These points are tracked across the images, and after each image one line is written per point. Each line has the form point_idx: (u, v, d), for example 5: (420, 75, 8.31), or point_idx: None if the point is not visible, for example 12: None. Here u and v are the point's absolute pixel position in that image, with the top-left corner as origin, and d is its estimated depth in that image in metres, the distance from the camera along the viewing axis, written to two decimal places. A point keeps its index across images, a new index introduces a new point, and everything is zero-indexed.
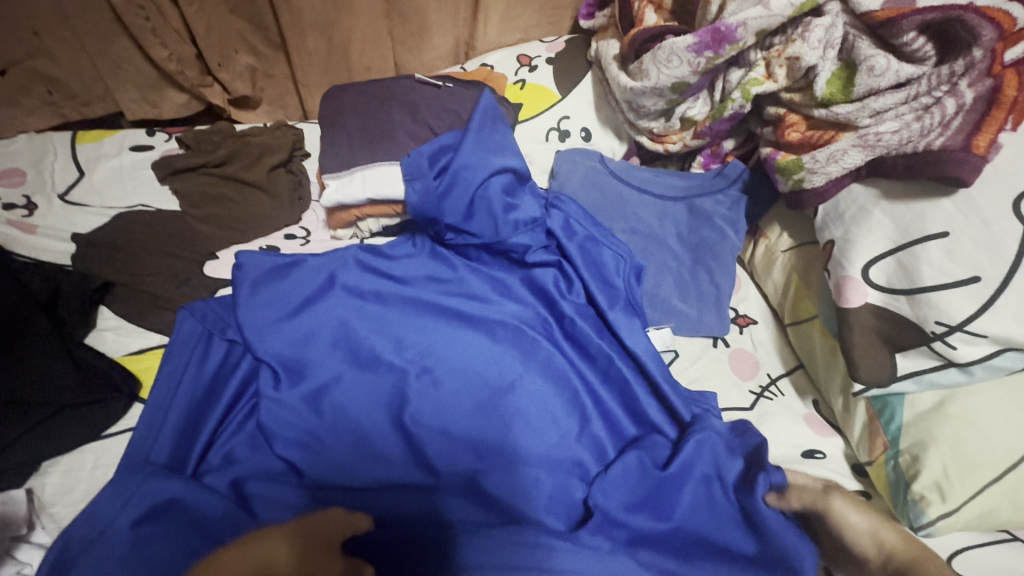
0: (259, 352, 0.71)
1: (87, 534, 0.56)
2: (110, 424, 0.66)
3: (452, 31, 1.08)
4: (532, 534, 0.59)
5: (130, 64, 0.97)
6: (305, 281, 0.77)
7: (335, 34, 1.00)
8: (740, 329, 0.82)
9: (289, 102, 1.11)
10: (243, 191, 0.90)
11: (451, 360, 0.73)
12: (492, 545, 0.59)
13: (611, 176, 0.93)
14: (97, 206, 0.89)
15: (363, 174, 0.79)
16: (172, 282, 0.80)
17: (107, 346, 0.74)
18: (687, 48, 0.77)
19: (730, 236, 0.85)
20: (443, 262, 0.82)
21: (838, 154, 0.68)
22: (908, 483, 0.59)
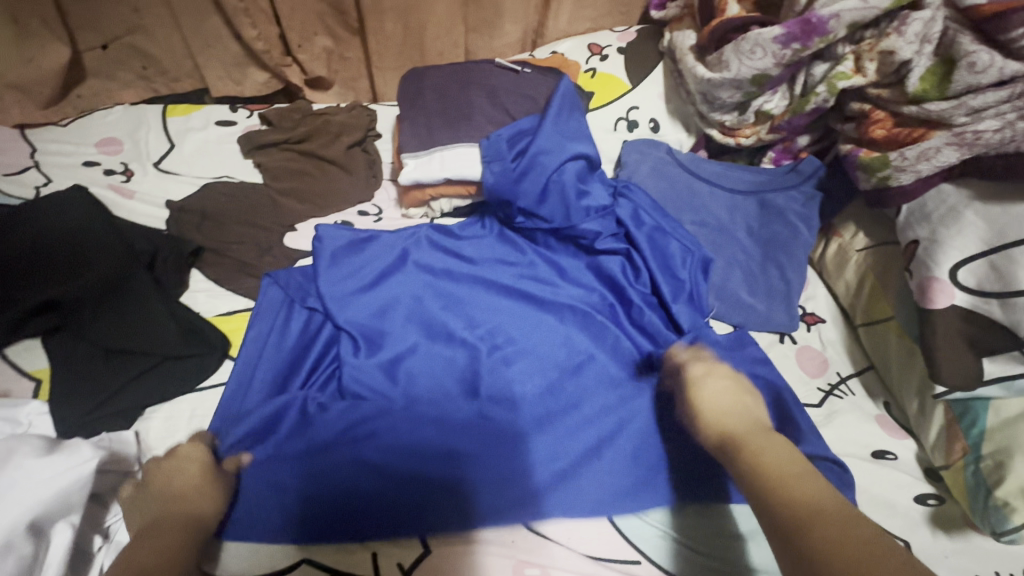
0: (338, 319, 0.74)
1: None
2: (203, 378, 0.70)
3: (524, 19, 1.09)
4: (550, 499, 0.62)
5: (219, 42, 1.02)
6: (383, 255, 0.80)
7: (412, 19, 1.03)
8: (808, 327, 0.81)
9: (360, 85, 1.14)
10: (321, 167, 0.93)
11: (520, 339, 0.75)
12: (509, 507, 0.61)
13: (680, 168, 0.93)
14: (187, 175, 0.94)
15: (443, 154, 0.82)
16: (257, 250, 0.84)
17: (199, 306, 0.78)
18: (773, 40, 0.77)
19: (802, 232, 0.84)
20: (510, 245, 0.84)
21: (930, 152, 0.67)
22: (989, 489, 0.58)
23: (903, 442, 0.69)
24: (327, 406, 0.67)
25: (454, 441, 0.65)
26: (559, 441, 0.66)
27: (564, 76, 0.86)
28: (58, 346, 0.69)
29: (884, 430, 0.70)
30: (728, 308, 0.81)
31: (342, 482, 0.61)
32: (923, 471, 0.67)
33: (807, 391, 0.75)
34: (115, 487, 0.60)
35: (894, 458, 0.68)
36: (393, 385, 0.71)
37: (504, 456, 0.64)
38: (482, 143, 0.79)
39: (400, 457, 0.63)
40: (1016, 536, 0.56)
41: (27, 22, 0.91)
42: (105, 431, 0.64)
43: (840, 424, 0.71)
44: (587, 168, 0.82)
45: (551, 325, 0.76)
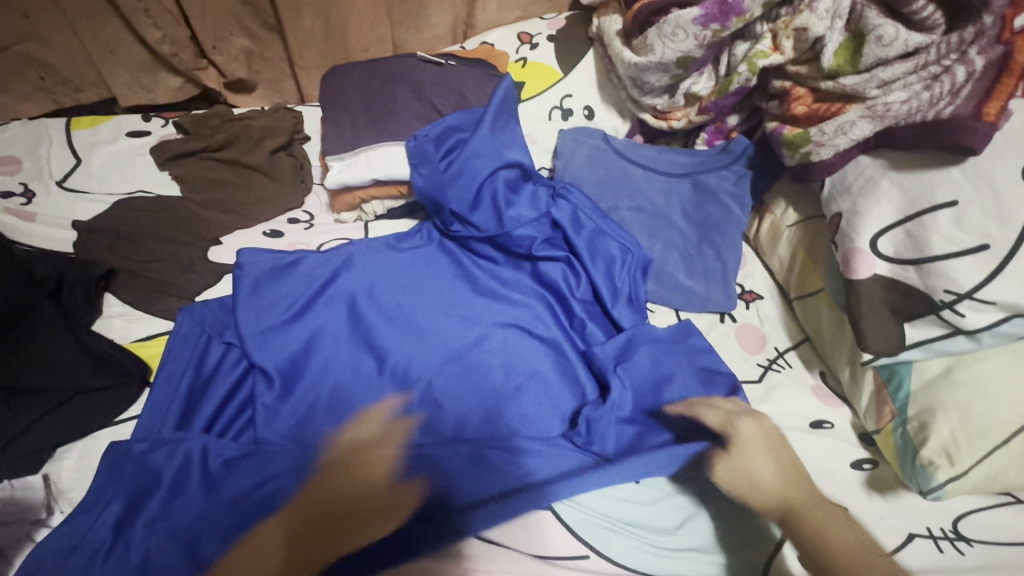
0: (257, 361, 0.69)
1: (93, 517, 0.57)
2: (121, 412, 0.66)
3: (451, 9, 1.06)
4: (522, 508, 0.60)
5: (123, 47, 0.95)
6: (307, 283, 0.76)
7: (332, 14, 0.98)
8: (746, 304, 0.83)
9: (285, 86, 1.09)
10: (244, 175, 0.89)
11: (457, 359, 0.72)
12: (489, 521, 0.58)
13: (616, 155, 0.92)
14: (96, 193, 0.87)
15: (368, 155, 0.79)
16: (178, 268, 0.79)
17: (115, 333, 0.73)
18: (693, 21, 0.76)
19: (735, 212, 0.85)
20: (452, 260, 0.81)
21: (845, 126, 0.68)
22: (916, 449, 0.60)
23: (838, 410, 0.71)
24: (235, 465, 0.62)
25: (380, 474, 0.61)
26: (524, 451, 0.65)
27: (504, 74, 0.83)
28: None
29: (820, 400, 0.72)
30: (668, 291, 0.81)
31: (301, 521, 0.58)
32: (857, 436, 0.69)
33: (747, 367, 0.76)
34: (19, 539, 0.56)
35: (831, 427, 0.70)
36: (314, 424, 0.67)
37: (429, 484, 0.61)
38: (409, 144, 0.78)
39: (358, 488, 0.60)
40: (941, 492, 0.59)
41: None
42: (8, 480, 0.59)
43: (779, 398, 0.72)
44: (521, 177, 0.81)
45: (486, 344, 0.74)
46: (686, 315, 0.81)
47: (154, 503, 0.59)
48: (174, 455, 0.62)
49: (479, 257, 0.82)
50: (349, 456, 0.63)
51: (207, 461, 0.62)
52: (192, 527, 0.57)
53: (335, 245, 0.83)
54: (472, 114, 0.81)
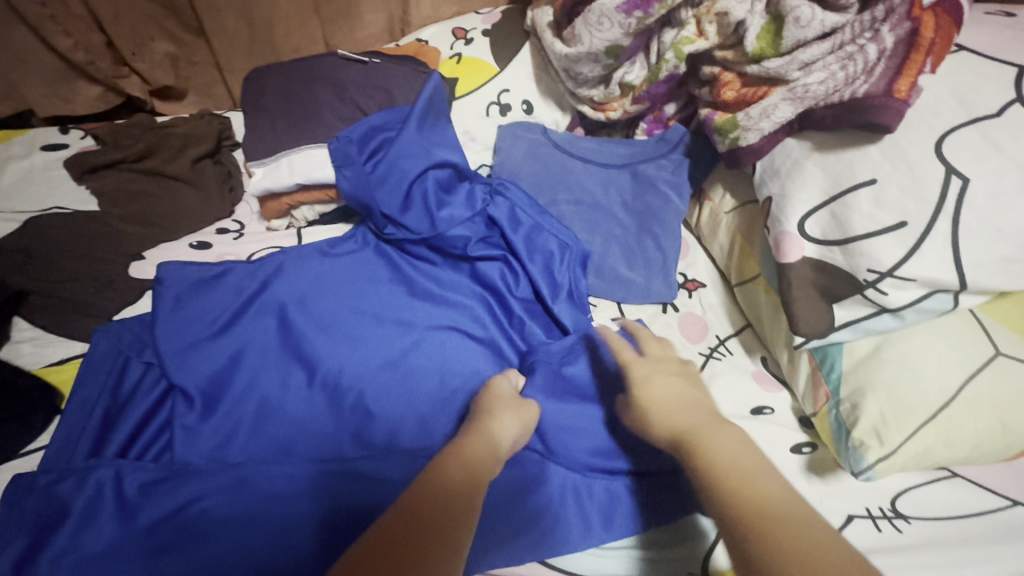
0: (177, 381, 0.66)
1: None
2: (27, 443, 0.62)
3: (384, 7, 1.03)
4: None
5: (33, 56, 0.90)
6: (236, 294, 0.73)
7: (254, 14, 0.95)
8: (689, 293, 0.82)
9: (217, 91, 1.05)
10: (167, 186, 0.85)
11: (394, 366, 0.69)
12: None
13: (554, 148, 0.91)
14: (6, 211, 0.82)
15: (290, 159, 0.75)
16: (95, 287, 0.75)
17: (24, 359, 0.69)
18: (616, 9, 0.75)
19: (674, 201, 0.84)
20: (387, 263, 0.78)
21: (769, 109, 0.67)
22: (848, 430, 0.60)
23: (779, 395, 0.71)
24: (153, 489, 0.58)
25: (315, 490, 0.58)
26: None
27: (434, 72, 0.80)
28: None
29: (761, 386, 0.72)
30: (608, 284, 0.80)
31: (227, 544, 0.55)
32: (798, 420, 0.69)
33: (689, 357, 0.75)
34: None
35: (771, 412, 0.69)
36: (240, 442, 0.63)
37: (361, 496, 0.58)
38: (330, 145, 0.74)
39: (291, 509, 0.57)
40: (871, 473, 0.59)
41: None
42: None
43: (720, 385, 0.71)
44: (454, 176, 0.78)
45: (422, 349, 0.71)
46: (628, 307, 0.80)
47: (63, 536, 0.54)
48: (84, 484, 0.57)
49: (418, 260, 0.79)
50: (278, 472, 0.59)
51: (121, 487, 0.58)
52: (105, 556, 0.53)
53: (266, 254, 0.80)
54: (399, 112, 0.78)
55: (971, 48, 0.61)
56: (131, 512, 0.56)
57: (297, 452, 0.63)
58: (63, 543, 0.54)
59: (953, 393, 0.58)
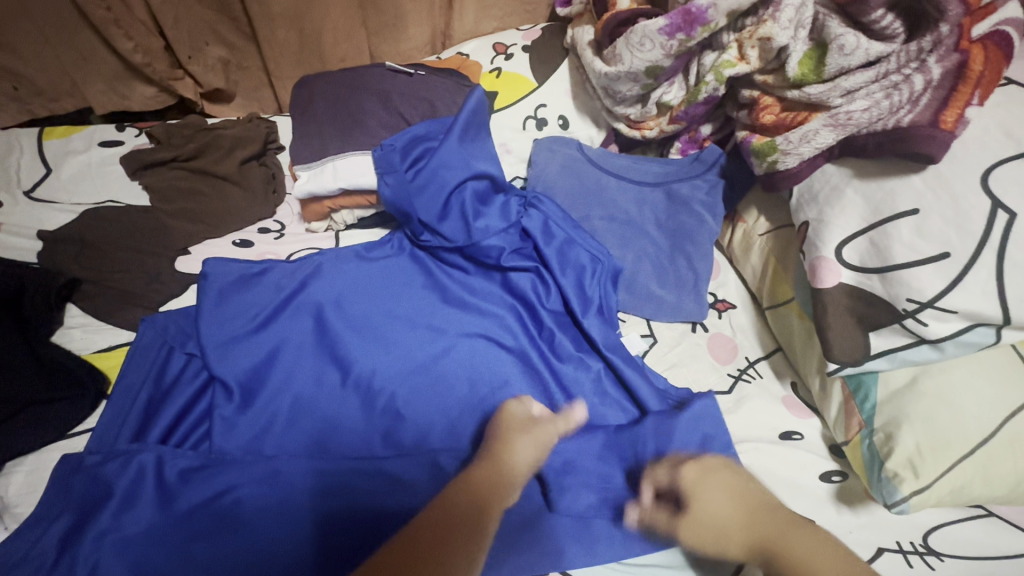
0: (217, 373, 0.68)
1: (34, 535, 0.54)
2: (75, 424, 0.64)
3: (428, 21, 1.07)
4: None
5: (97, 57, 0.95)
6: (275, 292, 0.75)
7: (306, 25, 0.98)
8: (718, 314, 0.82)
9: (263, 94, 1.10)
10: (215, 185, 0.88)
11: (424, 371, 0.70)
12: None
13: (589, 164, 0.92)
14: (64, 203, 0.87)
15: (335, 164, 0.78)
16: (143, 278, 0.79)
17: (75, 344, 0.72)
18: (658, 31, 0.76)
19: (708, 222, 0.84)
20: (420, 269, 0.80)
21: (810, 134, 0.67)
22: (881, 461, 0.59)
23: (808, 422, 0.70)
24: (192, 476, 0.60)
25: (344, 487, 0.60)
26: None
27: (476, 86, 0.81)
28: None
29: (791, 411, 0.71)
30: (638, 300, 0.81)
31: (258, 531, 0.57)
32: (827, 448, 0.68)
33: (717, 378, 0.75)
34: None
35: (800, 438, 0.69)
36: (274, 436, 0.65)
37: (389, 497, 0.59)
38: (374, 153, 0.76)
39: (321, 507, 0.58)
40: (905, 505, 0.58)
41: None
42: None
43: (749, 409, 0.71)
44: (490, 188, 0.80)
45: (451, 354, 0.72)
46: (656, 325, 0.80)
47: (106, 515, 0.56)
48: (127, 467, 0.59)
49: (451, 267, 0.80)
50: (308, 467, 0.61)
51: (162, 471, 0.60)
52: (144, 538, 0.55)
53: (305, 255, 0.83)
54: (441, 123, 0.80)
55: (1020, 83, 0.60)
56: (171, 496, 0.58)
57: (327, 449, 0.64)
58: (103, 525, 0.55)
59: (994, 429, 0.57)
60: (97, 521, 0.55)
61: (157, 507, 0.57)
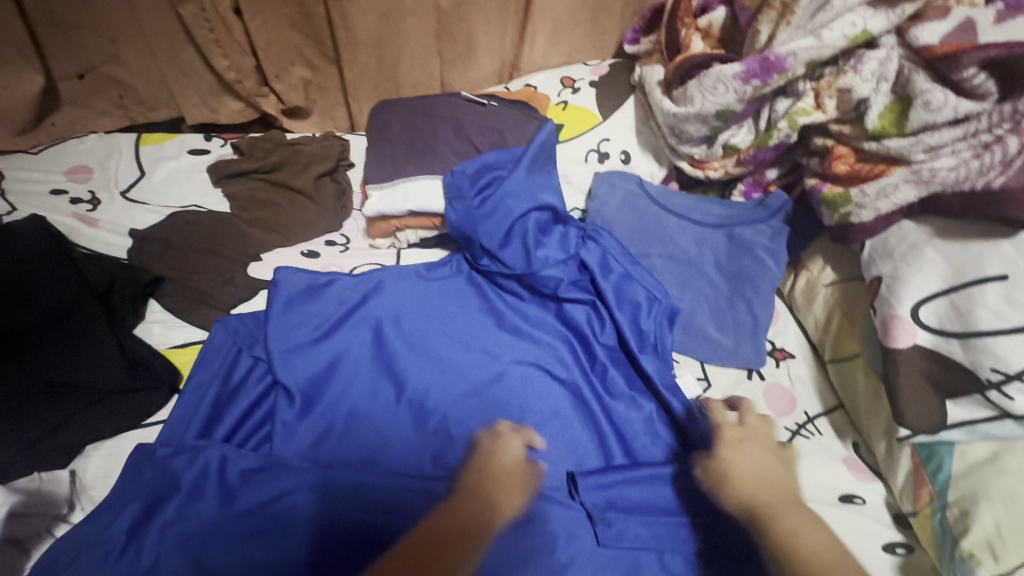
0: (282, 378, 0.71)
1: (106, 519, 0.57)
2: (149, 415, 0.67)
3: (499, 52, 1.11)
4: (524, 549, 0.59)
5: (195, 72, 1.02)
6: (338, 304, 0.78)
7: (386, 52, 1.03)
8: (776, 363, 0.80)
9: (338, 114, 1.14)
10: (290, 198, 0.93)
11: (475, 396, 0.72)
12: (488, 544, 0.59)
13: (650, 201, 0.92)
14: (154, 205, 0.93)
15: (406, 186, 0.81)
16: (218, 280, 0.83)
17: (155, 338, 0.77)
18: (733, 77, 0.77)
19: (770, 267, 0.83)
20: (476, 292, 0.82)
21: (888, 188, 0.67)
22: (955, 538, 0.56)
23: (871, 486, 0.67)
24: (252, 478, 0.62)
25: (393, 504, 0.61)
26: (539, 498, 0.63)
27: (548, 121, 0.84)
28: None
29: (852, 473, 0.68)
30: (695, 342, 0.80)
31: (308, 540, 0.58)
32: (891, 517, 0.65)
33: (773, 430, 0.73)
34: (39, 531, 0.57)
35: (862, 503, 0.66)
36: (329, 445, 0.67)
37: (437, 517, 0.60)
38: (447, 178, 0.79)
39: (368, 524, 0.59)
40: None
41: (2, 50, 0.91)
42: (37, 472, 0.61)
43: (808, 466, 0.68)
44: (552, 219, 0.81)
45: (502, 380, 0.73)
46: (711, 368, 0.79)
47: (171, 507, 0.59)
48: (194, 461, 0.62)
49: (507, 293, 0.82)
50: (358, 480, 0.62)
51: (226, 468, 0.62)
52: (204, 534, 0.57)
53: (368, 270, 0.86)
54: (510, 153, 0.82)
55: None
56: (231, 494, 0.61)
57: (379, 463, 0.66)
58: (167, 518, 0.58)
59: None
60: (164, 512, 0.58)
61: (218, 502, 0.60)
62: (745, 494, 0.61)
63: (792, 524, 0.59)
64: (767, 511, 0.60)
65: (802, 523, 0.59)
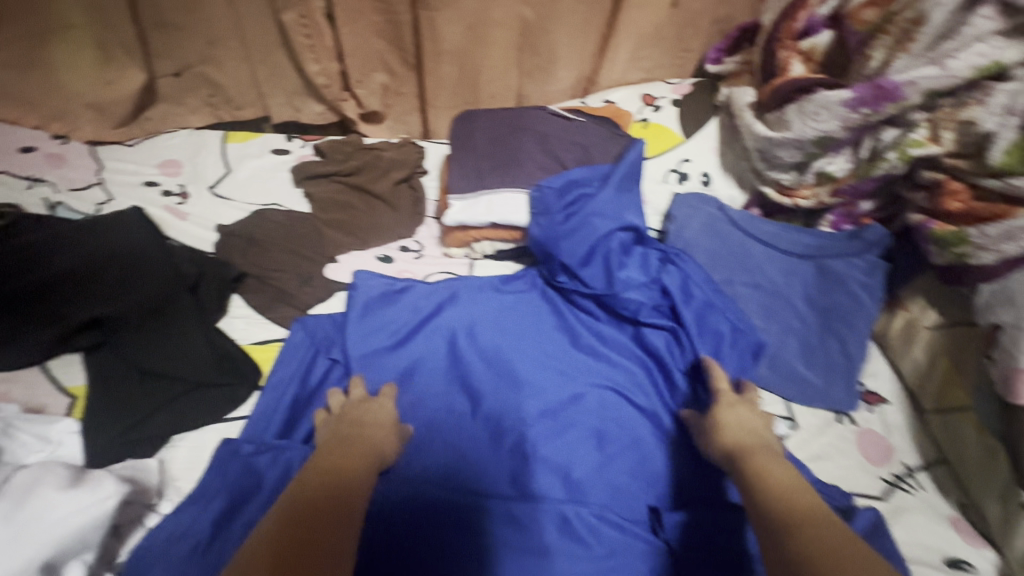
0: (360, 384, 0.71)
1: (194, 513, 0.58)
2: (231, 409, 0.68)
3: (578, 66, 1.10)
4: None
5: (284, 74, 1.05)
6: (414, 312, 0.77)
7: (468, 61, 1.03)
8: (869, 407, 0.75)
9: (412, 120, 1.15)
10: (368, 201, 0.94)
11: (550, 416, 0.70)
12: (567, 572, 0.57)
13: (733, 226, 0.90)
14: (239, 201, 0.96)
15: (489, 198, 0.81)
16: (297, 280, 0.84)
17: (238, 334, 0.78)
18: (840, 103, 0.73)
19: (865, 304, 0.80)
20: (551, 310, 0.80)
21: (1016, 232, 0.62)
22: None
23: (981, 552, 0.63)
24: None
25: (472, 523, 0.60)
26: (618, 530, 0.60)
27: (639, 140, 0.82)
28: (95, 365, 0.68)
29: (961, 536, 0.64)
30: (782, 378, 0.77)
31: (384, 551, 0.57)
32: None
33: (869, 480, 0.69)
34: (133, 519, 0.59)
35: (972, 569, 0.62)
36: (406, 456, 0.66)
37: (516, 540, 0.59)
38: (533, 192, 0.79)
39: (442, 541, 0.58)
40: None
41: (110, 47, 0.95)
42: (129, 459, 0.62)
43: (908, 522, 0.65)
44: (633, 240, 0.79)
45: (578, 402, 0.71)
46: (798, 408, 0.76)
47: (255, 507, 0.59)
48: (276, 461, 0.62)
49: (583, 312, 0.80)
50: (434, 495, 0.61)
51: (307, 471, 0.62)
52: None
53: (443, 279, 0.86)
54: (596, 169, 0.81)
55: None
56: None
57: (457, 479, 0.64)
58: (250, 517, 0.58)
59: None
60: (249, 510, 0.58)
61: None
62: (736, 440, 0.60)
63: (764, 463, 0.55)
64: (747, 450, 0.58)
65: (772, 464, 0.54)
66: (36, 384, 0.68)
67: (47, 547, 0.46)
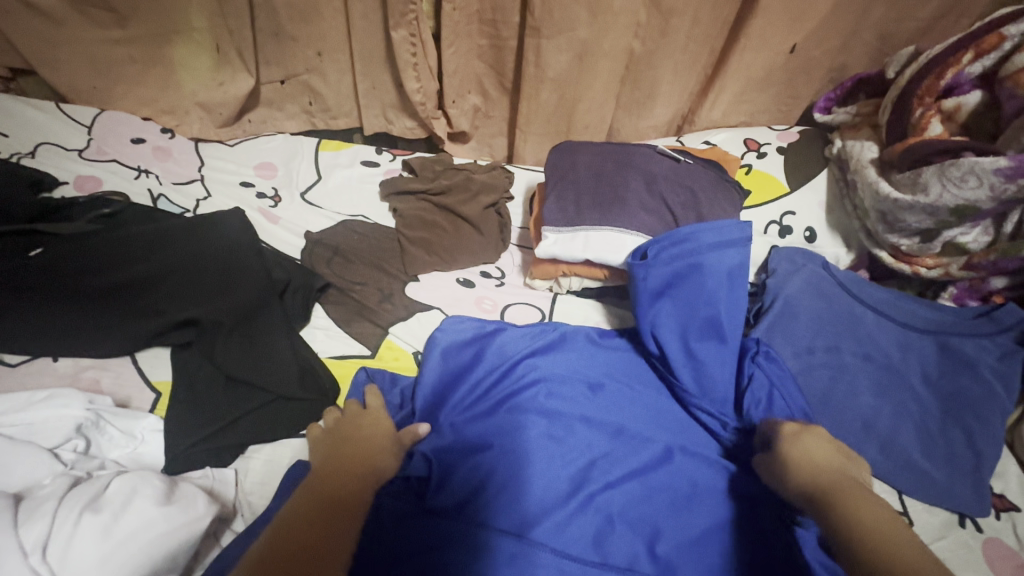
0: (440, 420, 0.67)
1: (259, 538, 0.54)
2: (307, 424, 0.66)
3: (677, 104, 1.07)
4: None
5: (382, 90, 1.06)
6: (506, 355, 0.73)
7: (568, 91, 1.01)
8: (997, 513, 0.66)
9: (498, 142, 1.15)
10: (454, 222, 0.92)
11: (632, 486, 0.62)
12: None
13: (840, 288, 0.82)
14: (328, 210, 0.97)
15: (588, 235, 0.77)
16: (377, 295, 0.83)
17: (317, 346, 0.76)
18: (995, 171, 0.67)
19: (999, 394, 0.71)
20: (651, 369, 0.75)
21: None
22: None
23: None
24: (404, 522, 0.56)
25: None
26: None
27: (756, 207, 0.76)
28: (183, 364, 0.68)
29: None
30: (898, 469, 0.67)
31: None
32: None
33: None
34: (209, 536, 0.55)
35: None
36: (479, 501, 0.58)
37: None
38: (630, 264, 0.73)
39: None
40: None
41: (227, 51, 0.99)
42: (207, 467, 0.60)
43: None
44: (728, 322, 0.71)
45: (666, 472, 0.64)
46: (913, 504, 0.67)
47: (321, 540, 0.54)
48: None
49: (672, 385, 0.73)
50: (508, 548, 0.54)
51: (382, 509, 0.57)
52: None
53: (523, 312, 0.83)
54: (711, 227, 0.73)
55: None
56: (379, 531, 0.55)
57: (533, 532, 0.56)
58: None
59: None
60: None
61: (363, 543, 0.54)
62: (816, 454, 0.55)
63: (852, 510, 0.47)
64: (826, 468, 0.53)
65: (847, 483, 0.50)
66: (125, 375, 0.68)
67: (145, 564, 0.45)
